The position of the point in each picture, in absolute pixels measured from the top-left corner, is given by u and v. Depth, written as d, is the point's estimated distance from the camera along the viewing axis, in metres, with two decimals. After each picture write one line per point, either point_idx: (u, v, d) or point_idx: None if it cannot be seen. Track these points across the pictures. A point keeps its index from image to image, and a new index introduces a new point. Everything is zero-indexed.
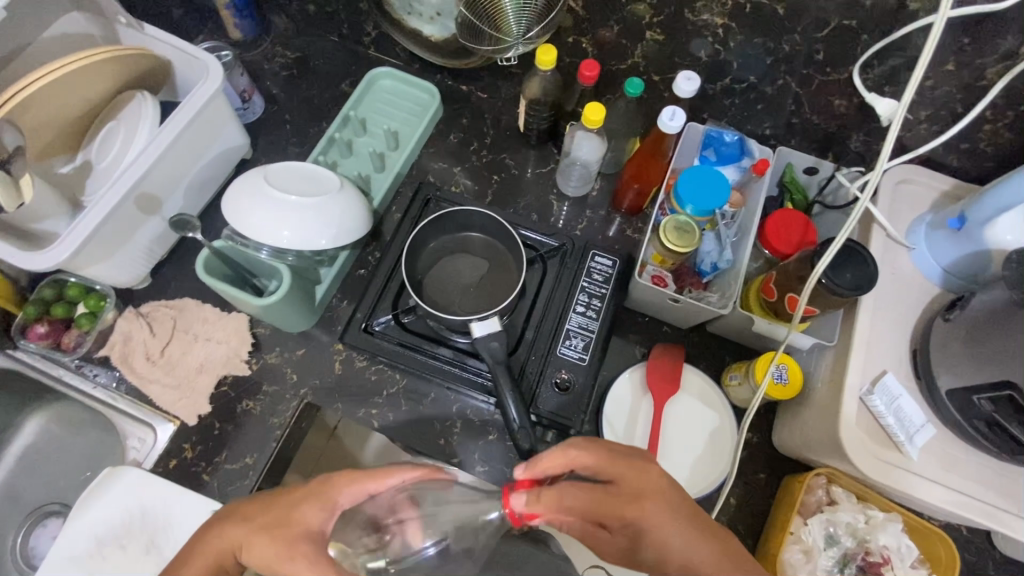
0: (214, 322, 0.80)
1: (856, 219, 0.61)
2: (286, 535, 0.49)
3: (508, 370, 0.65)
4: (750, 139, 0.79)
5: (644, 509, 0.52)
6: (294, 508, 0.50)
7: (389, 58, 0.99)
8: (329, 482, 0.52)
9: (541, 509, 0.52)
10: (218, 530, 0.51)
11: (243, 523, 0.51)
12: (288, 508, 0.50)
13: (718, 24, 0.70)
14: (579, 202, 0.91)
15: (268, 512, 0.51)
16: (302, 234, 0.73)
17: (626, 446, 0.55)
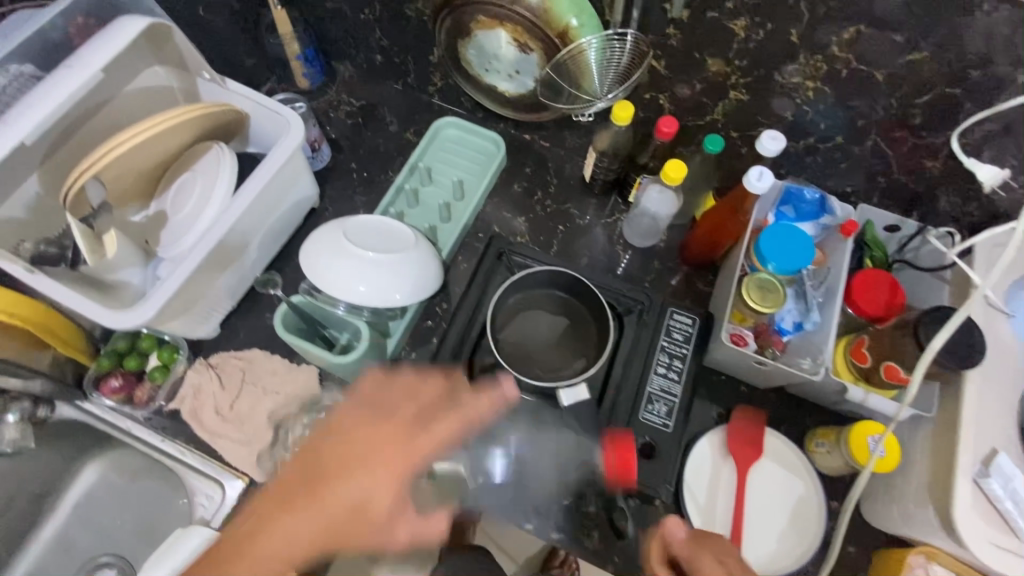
0: (283, 375, 0.79)
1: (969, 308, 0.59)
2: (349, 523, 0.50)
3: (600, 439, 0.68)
4: (831, 197, 0.78)
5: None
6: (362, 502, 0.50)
7: (453, 106, 1.00)
8: (378, 466, 0.51)
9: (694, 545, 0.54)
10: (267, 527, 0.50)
11: (290, 519, 0.49)
12: (337, 492, 0.50)
13: (808, 87, 0.66)
14: (645, 254, 0.91)
15: (314, 500, 0.50)
16: (377, 291, 0.72)
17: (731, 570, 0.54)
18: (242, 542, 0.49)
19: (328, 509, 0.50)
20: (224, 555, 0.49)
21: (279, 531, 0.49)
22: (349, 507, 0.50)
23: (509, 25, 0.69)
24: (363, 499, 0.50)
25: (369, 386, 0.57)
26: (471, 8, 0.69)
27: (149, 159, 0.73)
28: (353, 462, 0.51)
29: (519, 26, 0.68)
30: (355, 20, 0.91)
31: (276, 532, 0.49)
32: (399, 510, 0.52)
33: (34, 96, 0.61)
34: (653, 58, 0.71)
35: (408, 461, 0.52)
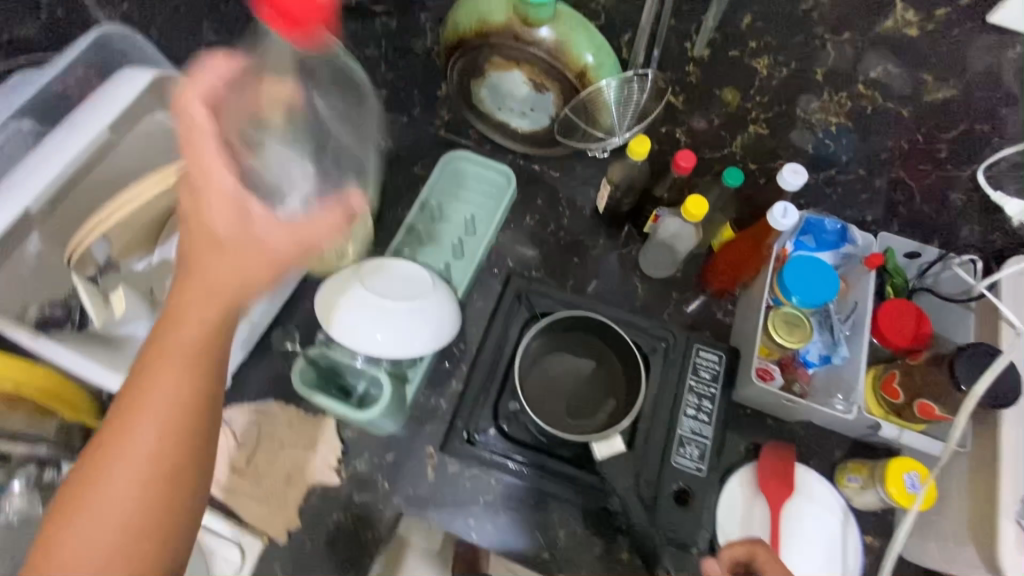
0: (299, 427, 0.77)
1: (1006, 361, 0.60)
2: (181, 355, 0.45)
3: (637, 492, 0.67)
4: (852, 225, 0.76)
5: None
6: (188, 326, 0.46)
7: (460, 137, 0.97)
8: (207, 284, 0.46)
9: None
10: (149, 380, 0.45)
11: (174, 326, 0.46)
12: (217, 271, 0.45)
13: (832, 122, 0.67)
14: (663, 286, 0.89)
15: (202, 298, 0.46)
16: (394, 340, 0.70)
17: None
18: (124, 412, 0.45)
19: (193, 286, 0.46)
20: (108, 429, 0.45)
21: (183, 365, 0.45)
22: (196, 294, 0.46)
23: (525, 66, 0.67)
24: (268, 235, 0.46)
25: (215, 71, 0.50)
26: (485, 49, 0.67)
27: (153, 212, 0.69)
28: (210, 128, 0.47)
29: (535, 65, 0.66)
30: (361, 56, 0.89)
31: (179, 363, 0.45)
32: (238, 201, 0.46)
33: (31, 163, 0.60)
34: (672, 94, 0.72)
35: (207, 155, 0.46)
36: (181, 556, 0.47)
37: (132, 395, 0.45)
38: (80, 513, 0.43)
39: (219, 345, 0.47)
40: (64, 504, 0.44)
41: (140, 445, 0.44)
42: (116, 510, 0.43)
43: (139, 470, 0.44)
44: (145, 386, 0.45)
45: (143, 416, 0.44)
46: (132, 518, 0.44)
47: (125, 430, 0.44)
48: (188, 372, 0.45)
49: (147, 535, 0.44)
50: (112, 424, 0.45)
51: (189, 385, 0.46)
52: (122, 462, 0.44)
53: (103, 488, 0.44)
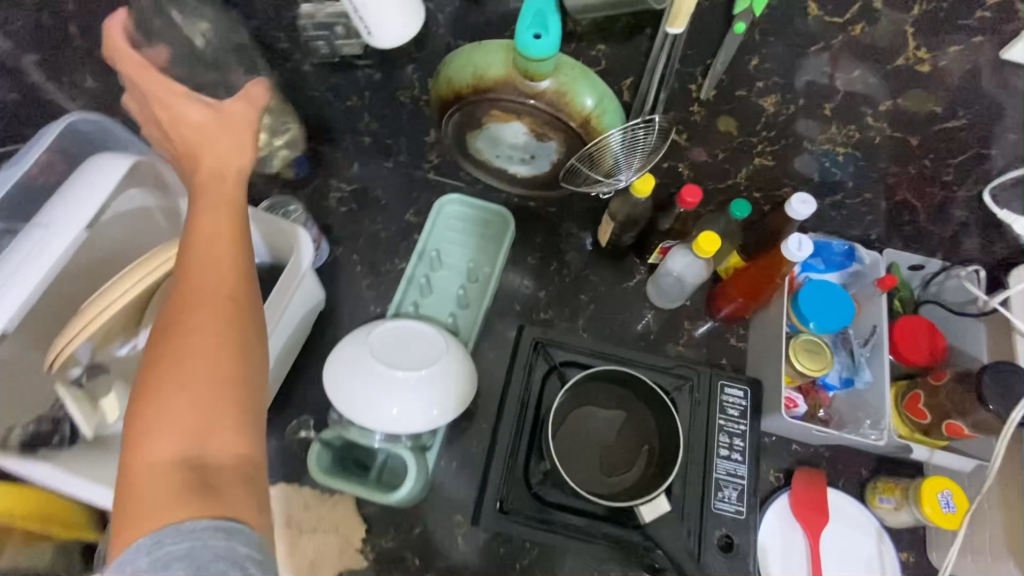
0: (317, 509, 0.72)
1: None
2: (206, 243, 0.49)
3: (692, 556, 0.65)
4: (859, 245, 0.77)
5: None
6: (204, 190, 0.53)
7: (451, 179, 0.94)
8: (215, 200, 0.52)
9: None
10: (192, 277, 0.47)
11: (209, 203, 0.52)
12: (225, 146, 0.55)
13: (839, 152, 0.66)
14: (674, 316, 0.87)
15: (211, 174, 0.54)
16: (412, 412, 0.66)
17: None
18: (197, 276, 0.47)
19: (210, 202, 0.52)
20: (181, 288, 0.47)
21: (211, 199, 0.52)
22: (210, 172, 0.53)
23: (526, 117, 0.65)
24: (206, 111, 0.55)
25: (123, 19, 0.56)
26: (483, 104, 0.65)
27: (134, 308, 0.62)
28: (154, 70, 0.56)
29: (537, 117, 0.64)
30: (342, 106, 0.85)
31: (218, 197, 0.52)
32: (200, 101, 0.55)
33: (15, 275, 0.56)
34: (677, 132, 0.70)
35: (187, 108, 0.54)
36: (263, 409, 0.47)
37: (195, 257, 0.48)
38: (170, 364, 0.43)
39: (242, 193, 0.54)
40: (157, 351, 0.44)
41: (221, 294, 0.47)
42: (207, 357, 0.44)
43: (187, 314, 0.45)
44: (197, 252, 0.48)
45: (210, 281, 0.47)
46: (220, 363, 0.44)
47: (199, 285, 0.47)
48: (225, 214, 0.51)
49: (235, 379, 0.44)
50: (179, 285, 0.47)
51: (233, 244, 0.50)
52: (200, 303, 0.46)
53: (188, 335, 0.44)
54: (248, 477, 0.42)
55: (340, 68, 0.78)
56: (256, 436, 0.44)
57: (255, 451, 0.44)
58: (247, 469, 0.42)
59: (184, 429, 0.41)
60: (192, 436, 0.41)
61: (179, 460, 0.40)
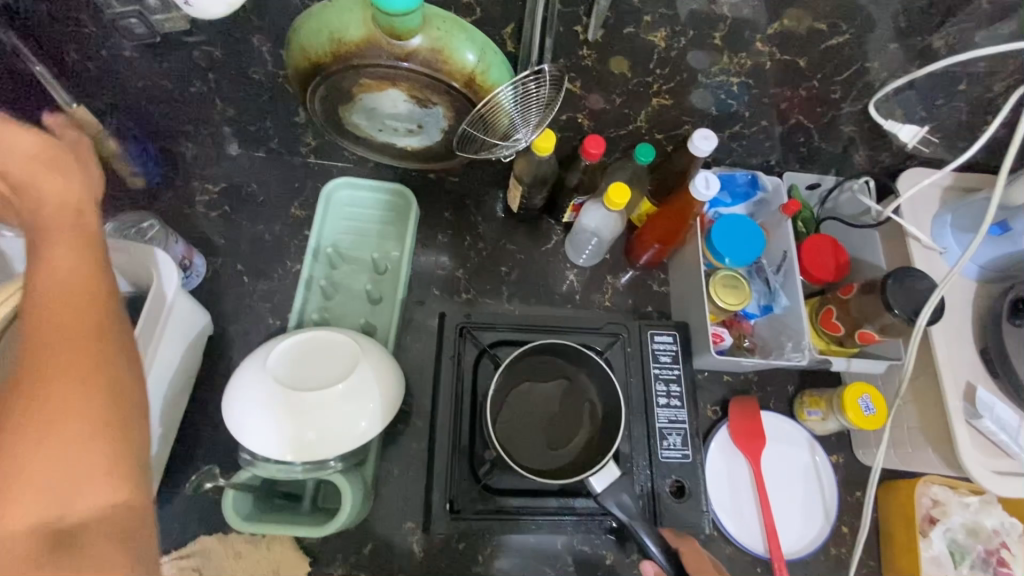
0: (249, 555, 0.65)
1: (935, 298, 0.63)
2: (49, 279, 0.42)
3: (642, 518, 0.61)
4: (759, 173, 0.78)
5: None
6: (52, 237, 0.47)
7: (337, 162, 0.84)
8: (57, 231, 0.45)
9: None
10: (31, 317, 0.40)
11: (53, 231, 0.45)
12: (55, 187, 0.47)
13: (733, 82, 0.63)
14: (596, 272, 0.85)
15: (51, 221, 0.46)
16: (332, 433, 0.59)
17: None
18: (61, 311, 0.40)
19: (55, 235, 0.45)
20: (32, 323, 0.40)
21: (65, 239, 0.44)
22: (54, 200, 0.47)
23: (404, 84, 0.57)
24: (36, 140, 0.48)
25: None
26: (350, 74, 0.56)
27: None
28: None
29: (415, 82, 0.57)
30: (183, 95, 0.72)
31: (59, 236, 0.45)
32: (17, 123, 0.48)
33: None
34: (570, 80, 0.64)
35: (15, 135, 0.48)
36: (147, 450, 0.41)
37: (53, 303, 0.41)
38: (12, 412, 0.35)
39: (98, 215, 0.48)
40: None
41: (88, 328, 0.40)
42: (72, 397, 0.37)
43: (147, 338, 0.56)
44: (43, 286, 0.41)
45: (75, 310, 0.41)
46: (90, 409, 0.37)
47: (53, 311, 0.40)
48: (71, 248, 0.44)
49: (106, 422, 0.38)
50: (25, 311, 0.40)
51: (86, 277, 0.43)
52: (53, 339, 0.39)
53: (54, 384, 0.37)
54: (120, 533, 0.37)
55: (164, 48, 0.64)
56: (136, 484, 0.38)
57: (133, 505, 0.38)
58: (122, 527, 0.37)
59: (43, 492, 0.35)
60: (53, 500, 0.35)
61: (34, 530, 0.34)
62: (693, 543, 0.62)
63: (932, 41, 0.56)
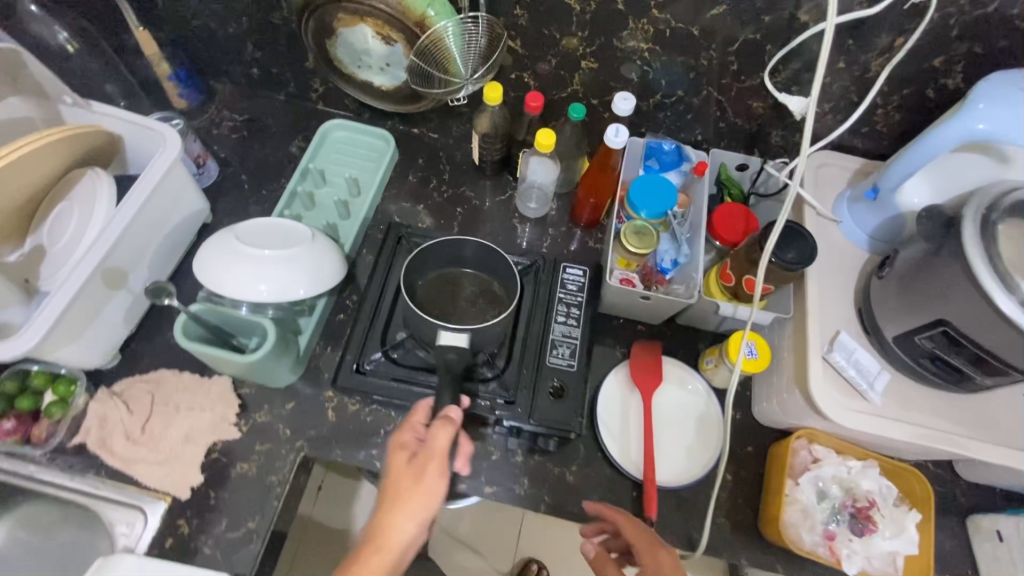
0: (195, 390, 0.78)
1: (790, 205, 0.65)
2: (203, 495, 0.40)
3: (456, 383, 0.69)
4: (686, 145, 0.88)
5: (656, 556, 0.64)
6: (423, 449, 0.62)
7: (339, 109, 1.03)
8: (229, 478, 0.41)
9: (644, 550, 0.65)
10: None
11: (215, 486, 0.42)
12: (429, 493, 0.60)
13: (643, 49, 0.76)
14: (540, 224, 0.96)
15: (440, 461, 0.62)
16: (278, 284, 0.74)
17: (653, 542, 0.66)
18: (366, 555, 0.59)
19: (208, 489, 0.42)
20: (393, 487, 0.61)
21: (403, 512, 0.60)
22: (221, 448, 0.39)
23: (370, 20, 0.74)
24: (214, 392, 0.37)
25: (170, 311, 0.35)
26: (330, 8, 0.74)
27: (18, 190, 0.72)
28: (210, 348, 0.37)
29: (378, 18, 0.74)
30: (223, 35, 0.92)
31: (411, 507, 0.60)
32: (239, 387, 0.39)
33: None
34: (509, 38, 0.79)
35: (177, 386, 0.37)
36: None
37: (410, 468, 0.62)
38: None
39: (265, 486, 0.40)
40: None
41: (397, 542, 0.59)
42: None
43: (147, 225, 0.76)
44: None
45: (417, 513, 0.60)
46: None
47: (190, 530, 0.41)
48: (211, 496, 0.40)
49: None
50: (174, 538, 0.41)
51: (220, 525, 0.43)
52: None
53: (385, 529, 0.59)
54: None
55: None
56: None
57: None
58: None
59: None
60: None
61: None
62: (626, 516, 0.69)
63: (799, 14, 0.67)
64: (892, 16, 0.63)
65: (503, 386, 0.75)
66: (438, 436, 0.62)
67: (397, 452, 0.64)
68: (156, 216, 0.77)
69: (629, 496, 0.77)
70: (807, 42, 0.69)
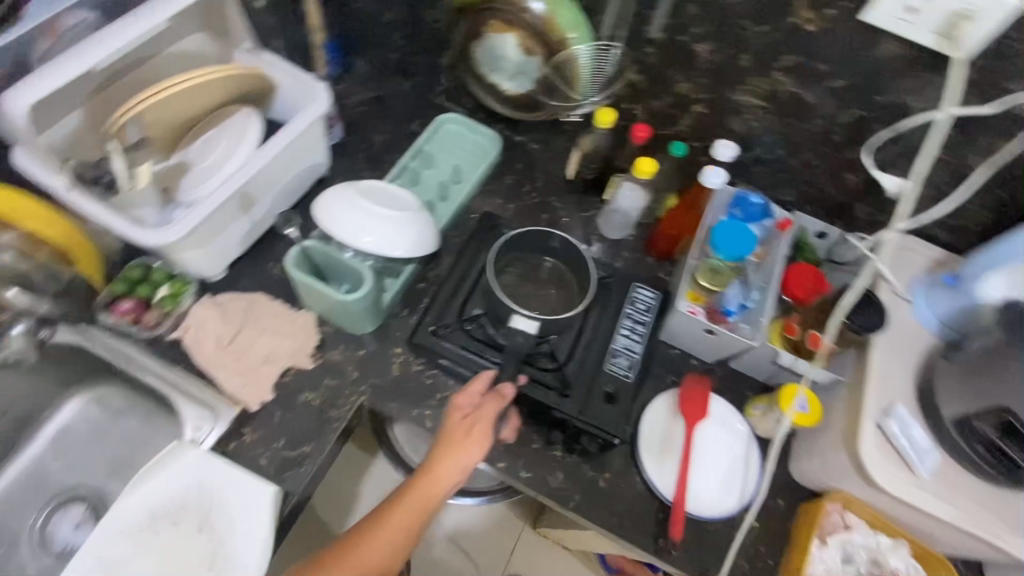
0: (283, 317, 0.85)
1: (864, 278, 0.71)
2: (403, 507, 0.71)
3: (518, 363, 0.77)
4: (773, 204, 0.93)
5: None
6: (477, 414, 0.74)
7: (456, 105, 1.13)
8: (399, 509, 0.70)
9: None
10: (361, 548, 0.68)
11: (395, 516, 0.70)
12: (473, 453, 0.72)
13: (756, 105, 0.82)
14: (616, 246, 1.01)
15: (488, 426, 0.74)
16: (381, 240, 0.81)
17: None
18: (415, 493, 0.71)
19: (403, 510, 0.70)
20: (447, 440, 0.73)
21: (456, 459, 0.72)
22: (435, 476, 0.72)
23: (522, 30, 0.82)
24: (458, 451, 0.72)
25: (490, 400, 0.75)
26: (488, 13, 0.84)
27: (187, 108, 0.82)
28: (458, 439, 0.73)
29: (526, 30, 0.82)
30: (378, 21, 1.03)
31: (462, 457, 0.72)
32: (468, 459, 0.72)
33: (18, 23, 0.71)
34: (634, 72, 0.87)
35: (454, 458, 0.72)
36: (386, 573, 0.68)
37: (465, 429, 0.73)
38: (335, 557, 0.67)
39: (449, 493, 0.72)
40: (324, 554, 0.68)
41: (442, 484, 0.71)
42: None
43: (281, 165, 0.85)
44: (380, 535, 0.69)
45: (464, 463, 0.72)
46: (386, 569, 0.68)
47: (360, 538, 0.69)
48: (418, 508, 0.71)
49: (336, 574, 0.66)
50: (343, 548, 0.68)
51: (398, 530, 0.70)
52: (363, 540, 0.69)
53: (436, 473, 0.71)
54: None
55: None
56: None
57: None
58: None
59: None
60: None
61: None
62: None
63: (911, 101, 0.72)
64: (1003, 118, 0.68)
65: (560, 382, 0.78)
66: (490, 405, 0.74)
67: (454, 412, 0.75)
68: (289, 159, 0.86)
69: (655, 516, 0.79)
70: (915, 127, 0.74)
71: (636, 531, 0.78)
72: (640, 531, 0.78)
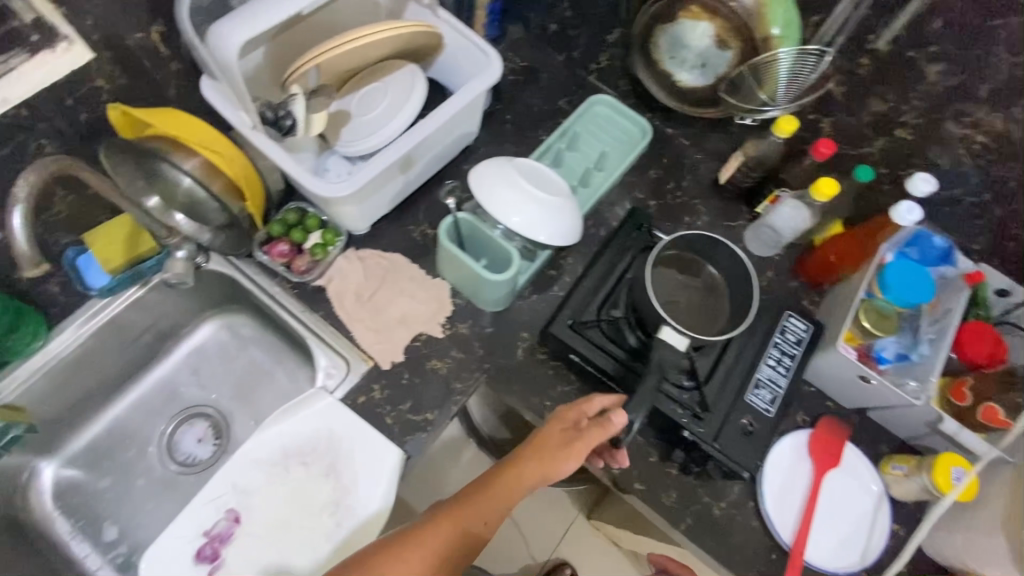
0: (419, 282, 0.86)
1: None
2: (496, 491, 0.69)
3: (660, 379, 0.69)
4: (957, 249, 0.83)
5: None
6: (578, 432, 0.69)
7: (609, 87, 1.07)
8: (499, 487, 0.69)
9: None
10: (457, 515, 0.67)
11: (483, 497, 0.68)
12: (562, 467, 0.68)
13: (976, 141, 0.73)
14: (760, 264, 0.95)
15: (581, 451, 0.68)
16: (530, 222, 0.79)
17: None
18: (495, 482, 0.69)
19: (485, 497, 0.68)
20: (541, 443, 0.70)
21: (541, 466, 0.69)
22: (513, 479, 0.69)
23: (721, 19, 0.79)
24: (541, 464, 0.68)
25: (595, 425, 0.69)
26: None
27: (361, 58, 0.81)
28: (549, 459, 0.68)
29: (728, 21, 0.79)
30: None
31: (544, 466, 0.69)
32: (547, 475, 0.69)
33: None
34: (835, 83, 0.80)
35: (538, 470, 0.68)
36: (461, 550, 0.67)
37: (561, 439, 0.70)
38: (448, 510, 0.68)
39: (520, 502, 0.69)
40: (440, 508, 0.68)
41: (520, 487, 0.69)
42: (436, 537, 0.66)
43: (443, 130, 0.83)
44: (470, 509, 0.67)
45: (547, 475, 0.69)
46: (473, 534, 0.67)
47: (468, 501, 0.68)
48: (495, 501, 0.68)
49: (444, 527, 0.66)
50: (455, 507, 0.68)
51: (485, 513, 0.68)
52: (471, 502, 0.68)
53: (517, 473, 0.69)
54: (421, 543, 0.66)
55: None
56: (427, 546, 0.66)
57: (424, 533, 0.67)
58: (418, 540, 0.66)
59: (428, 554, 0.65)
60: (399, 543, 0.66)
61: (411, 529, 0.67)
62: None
63: None
64: None
65: (697, 403, 0.75)
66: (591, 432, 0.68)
67: (557, 421, 0.72)
68: (450, 125, 0.84)
69: (767, 556, 0.76)
70: None
71: (745, 567, 0.75)
72: (749, 567, 0.76)
